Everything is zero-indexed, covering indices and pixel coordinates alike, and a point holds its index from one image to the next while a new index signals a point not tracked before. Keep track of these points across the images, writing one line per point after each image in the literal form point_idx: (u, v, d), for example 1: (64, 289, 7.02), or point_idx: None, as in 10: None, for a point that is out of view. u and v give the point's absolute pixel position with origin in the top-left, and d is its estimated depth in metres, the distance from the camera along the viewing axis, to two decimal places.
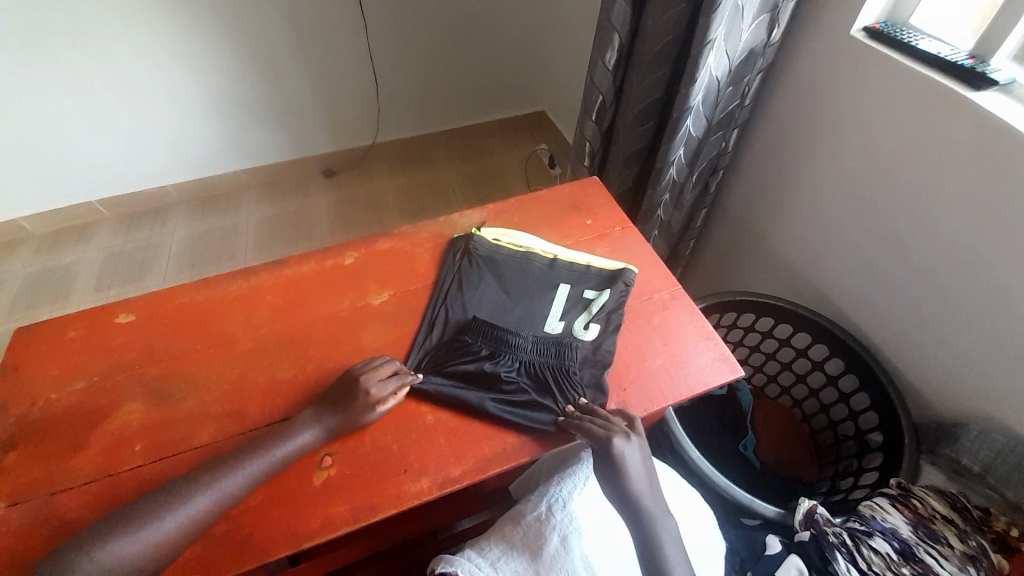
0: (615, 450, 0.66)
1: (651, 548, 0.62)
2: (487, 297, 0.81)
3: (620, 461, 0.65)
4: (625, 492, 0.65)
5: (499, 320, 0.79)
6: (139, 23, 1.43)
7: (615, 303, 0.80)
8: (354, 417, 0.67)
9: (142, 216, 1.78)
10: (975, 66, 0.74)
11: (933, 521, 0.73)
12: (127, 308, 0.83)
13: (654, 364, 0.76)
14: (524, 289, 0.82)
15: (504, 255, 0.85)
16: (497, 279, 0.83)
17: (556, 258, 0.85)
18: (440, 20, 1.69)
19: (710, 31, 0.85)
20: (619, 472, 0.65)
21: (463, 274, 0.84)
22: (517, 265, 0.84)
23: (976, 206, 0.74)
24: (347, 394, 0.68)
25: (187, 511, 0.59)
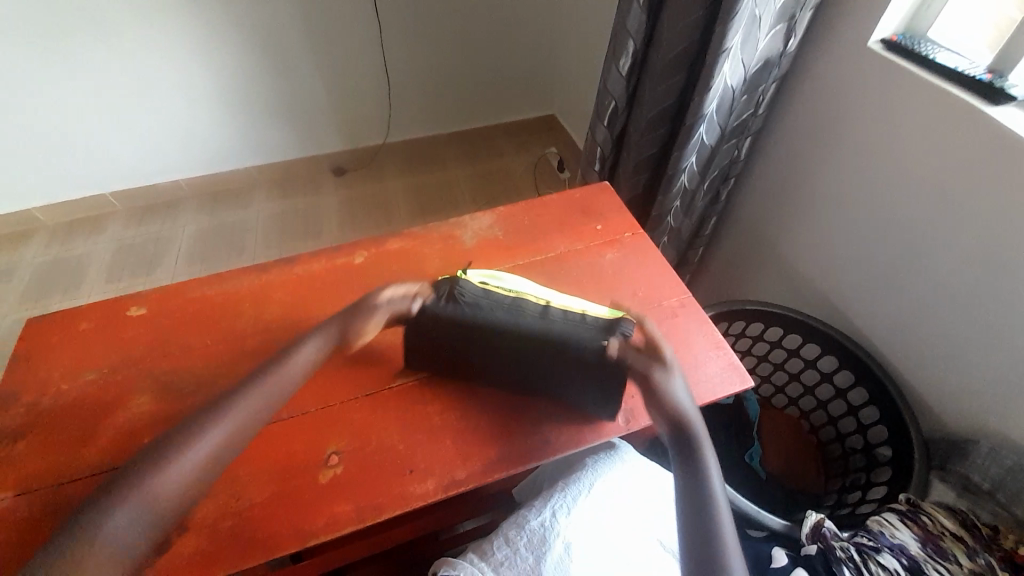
0: (697, 440, 0.66)
1: (708, 550, 0.59)
2: (474, 353, 0.70)
3: (700, 448, 0.66)
4: (696, 480, 0.64)
5: (490, 374, 0.71)
6: (159, 19, 1.46)
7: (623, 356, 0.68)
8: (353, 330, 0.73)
9: (154, 210, 1.80)
10: (994, 80, 0.73)
11: (941, 537, 0.72)
12: (139, 301, 0.84)
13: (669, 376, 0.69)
14: (516, 347, 0.69)
15: (493, 303, 0.70)
16: (485, 335, 0.69)
17: (549, 305, 0.71)
18: (454, 22, 1.70)
19: (727, 39, 0.85)
20: (697, 460, 0.65)
21: (449, 328, 0.70)
22: (507, 316, 0.69)
23: (992, 221, 0.74)
24: (350, 313, 0.73)
25: (233, 418, 0.64)
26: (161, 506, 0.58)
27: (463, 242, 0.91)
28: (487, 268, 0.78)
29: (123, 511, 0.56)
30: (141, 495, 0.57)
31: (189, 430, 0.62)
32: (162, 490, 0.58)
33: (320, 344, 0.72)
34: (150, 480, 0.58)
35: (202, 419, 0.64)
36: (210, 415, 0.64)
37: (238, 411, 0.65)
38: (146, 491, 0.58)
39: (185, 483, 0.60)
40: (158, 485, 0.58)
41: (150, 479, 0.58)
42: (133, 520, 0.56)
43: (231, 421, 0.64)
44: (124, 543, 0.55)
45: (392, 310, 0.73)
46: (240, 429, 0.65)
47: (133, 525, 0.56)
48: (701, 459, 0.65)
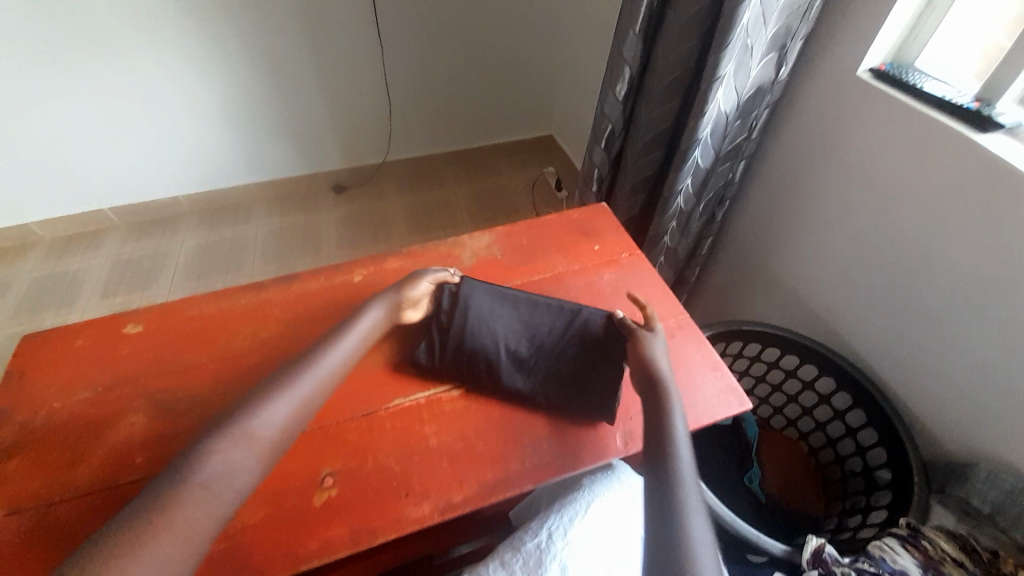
0: (670, 427, 0.61)
1: (671, 542, 0.51)
2: (490, 347, 0.74)
3: (672, 439, 0.60)
4: (663, 473, 0.56)
5: (504, 368, 0.73)
6: (165, 40, 1.49)
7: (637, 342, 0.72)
8: (407, 298, 0.78)
9: (153, 225, 1.81)
10: (981, 108, 0.75)
11: (941, 563, 0.71)
12: (136, 318, 0.84)
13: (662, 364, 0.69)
14: (530, 337, 0.75)
15: (505, 300, 0.78)
16: (500, 329, 0.76)
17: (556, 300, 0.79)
18: (455, 46, 1.74)
19: (720, 67, 0.87)
20: (666, 453, 0.58)
21: (464, 325, 0.76)
22: (520, 311, 0.77)
23: (984, 244, 0.75)
24: (402, 282, 0.79)
25: (322, 370, 0.69)
26: (262, 446, 0.61)
27: (462, 262, 0.92)
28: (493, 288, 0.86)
29: (228, 449, 0.59)
30: (243, 435, 0.60)
31: (280, 382, 0.66)
32: (265, 430, 0.62)
33: (382, 310, 0.76)
34: (253, 423, 0.61)
35: (290, 372, 0.68)
36: (297, 368, 0.68)
37: (324, 365, 0.70)
38: (249, 432, 0.61)
39: (280, 428, 0.63)
40: (262, 427, 0.62)
41: (251, 421, 0.61)
42: (239, 458, 0.59)
43: (317, 373, 0.68)
44: (233, 479, 0.58)
45: (436, 282, 0.81)
46: (323, 382, 0.69)
47: (243, 460, 0.59)
48: (673, 451, 0.58)
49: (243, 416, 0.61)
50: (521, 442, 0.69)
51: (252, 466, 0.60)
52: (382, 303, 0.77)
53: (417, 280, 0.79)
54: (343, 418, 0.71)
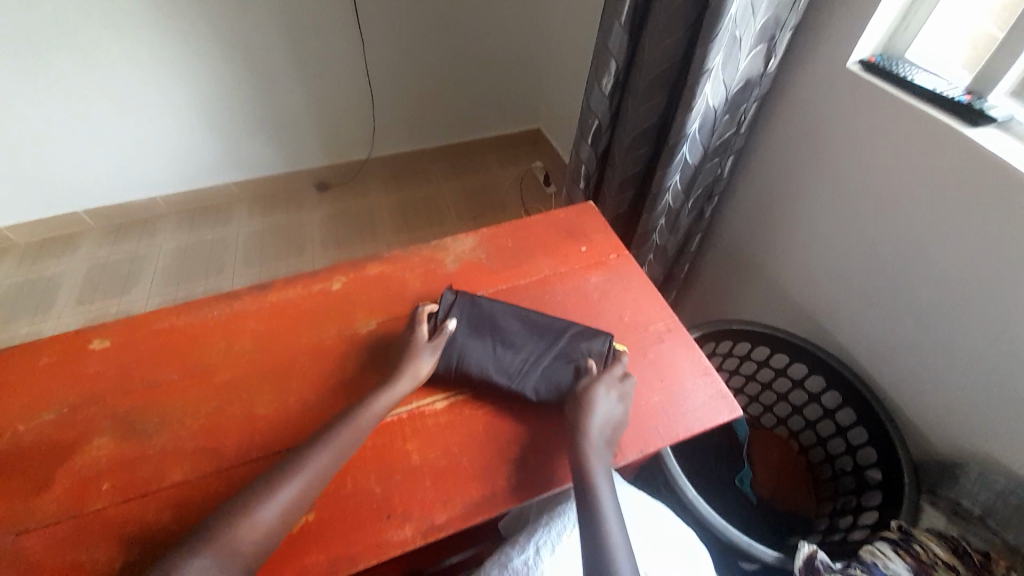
0: (591, 468, 0.62)
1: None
2: (489, 356, 0.73)
3: (592, 479, 0.61)
4: (588, 513, 0.60)
5: (507, 376, 0.71)
6: (133, 34, 1.42)
7: (593, 382, 0.69)
8: (410, 374, 0.70)
9: (130, 228, 1.75)
10: (972, 101, 0.73)
11: (933, 567, 0.70)
12: (104, 332, 0.80)
13: (608, 404, 0.67)
14: (527, 345, 0.74)
15: (496, 312, 0.78)
16: (495, 340, 0.75)
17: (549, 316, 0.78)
18: (438, 38, 1.69)
19: (707, 60, 0.84)
20: (589, 494, 0.60)
21: (458, 337, 0.75)
22: (512, 321, 0.77)
23: (975, 241, 0.73)
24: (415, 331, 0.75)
25: (314, 468, 0.62)
26: (242, 561, 0.55)
27: (444, 267, 0.88)
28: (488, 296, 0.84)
29: (208, 558, 0.54)
30: (223, 549, 0.55)
31: (267, 485, 0.60)
32: (246, 542, 0.56)
33: (391, 399, 0.68)
34: (237, 531, 0.56)
35: (281, 471, 0.61)
36: (288, 467, 0.61)
37: (315, 461, 0.62)
38: (230, 543, 0.55)
39: (267, 537, 0.57)
40: (243, 538, 0.55)
41: (234, 530, 0.56)
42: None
43: (308, 473, 0.61)
44: None
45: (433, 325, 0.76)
46: (316, 483, 0.61)
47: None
48: (595, 492, 0.61)
49: (231, 521, 0.56)
50: (508, 456, 0.67)
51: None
52: (390, 388, 0.69)
53: (412, 340, 0.74)
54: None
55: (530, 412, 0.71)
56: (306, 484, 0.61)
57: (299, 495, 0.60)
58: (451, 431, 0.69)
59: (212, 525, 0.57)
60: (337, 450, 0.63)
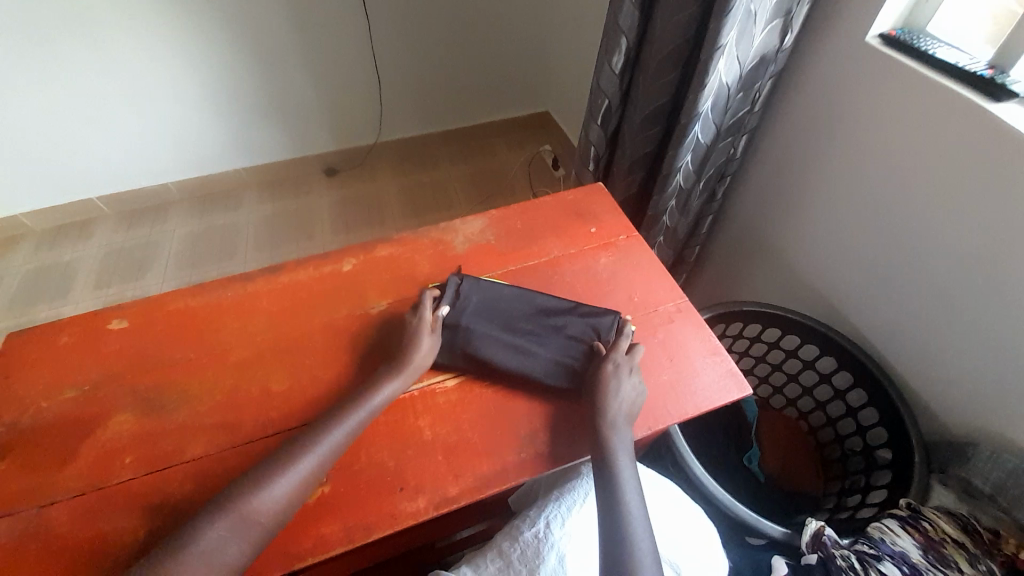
0: (611, 449, 0.64)
1: (619, 551, 0.57)
2: (499, 342, 0.73)
3: (614, 461, 0.63)
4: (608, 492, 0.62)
5: (517, 362, 0.72)
6: (141, 21, 1.42)
7: (607, 362, 0.70)
8: (419, 358, 0.71)
9: (144, 213, 1.77)
10: (994, 76, 0.71)
11: (942, 544, 0.70)
12: (121, 313, 0.81)
13: (620, 382, 0.68)
14: (536, 330, 0.75)
15: (503, 297, 0.78)
16: (504, 326, 0.75)
17: (557, 299, 0.78)
18: (445, 19, 1.66)
19: (721, 36, 0.83)
20: (610, 475, 0.62)
21: (467, 322, 0.75)
22: (520, 305, 0.77)
23: (993, 220, 0.72)
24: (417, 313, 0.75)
25: (327, 447, 0.63)
26: (259, 531, 0.58)
27: (453, 248, 0.89)
28: (497, 277, 0.84)
29: (224, 529, 0.56)
30: (240, 521, 0.57)
31: (281, 462, 0.61)
32: (262, 513, 0.58)
33: (401, 382, 0.69)
34: (252, 505, 0.58)
35: (296, 447, 0.63)
36: (302, 444, 0.63)
37: (330, 440, 0.64)
38: (248, 515, 0.57)
39: (280, 510, 0.59)
40: (260, 510, 0.58)
41: (250, 503, 0.58)
42: (230, 544, 0.56)
43: (322, 451, 0.63)
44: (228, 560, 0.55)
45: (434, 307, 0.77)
46: (328, 461, 0.63)
47: (233, 547, 0.56)
48: (616, 472, 0.63)
49: (245, 496, 0.58)
50: (518, 430, 0.68)
51: (246, 554, 0.57)
52: (400, 370, 0.70)
53: (416, 326, 0.73)
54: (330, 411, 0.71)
55: (543, 392, 0.71)
56: (318, 461, 0.62)
57: (312, 472, 0.62)
58: (465, 409, 0.70)
59: (227, 498, 0.59)
60: (348, 430, 0.65)
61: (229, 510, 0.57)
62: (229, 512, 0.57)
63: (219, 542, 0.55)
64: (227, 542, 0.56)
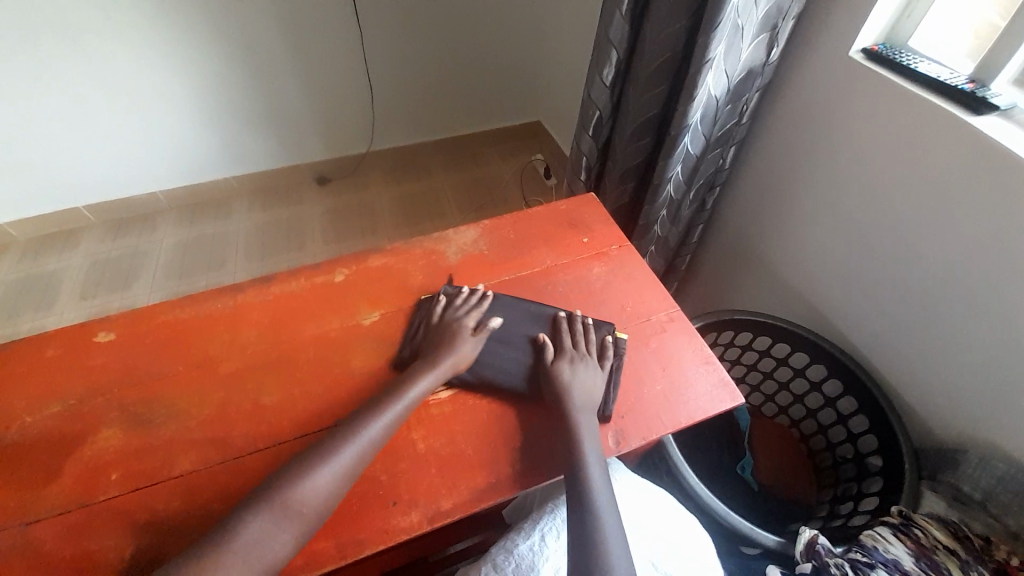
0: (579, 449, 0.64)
1: (586, 553, 0.57)
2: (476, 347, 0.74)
3: (583, 458, 0.63)
4: (578, 491, 0.62)
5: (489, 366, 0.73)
6: (132, 30, 1.42)
7: (558, 359, 0.72)
8: (453, 360, 0.72)
9: (131, 223, 1.75)
10: (975, 90, 0.73)
11: (934, 551, 0.71)
12: (109, 326, 0.80)
13: (582, 379, 0.70)
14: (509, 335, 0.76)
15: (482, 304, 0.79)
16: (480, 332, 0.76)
17: (532, 305, 0.79)
18: (437, 30, 1.68)
19: (710, 50, 0.84)
20: (580, 471, 0.62)
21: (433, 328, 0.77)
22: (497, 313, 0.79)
23: (976, 229, 0.74)
24: (456, 321, 0.76)
25: (366, 439, 0.63)
26: (302, 520, 0.58)
27: (446, 258, 0.89)
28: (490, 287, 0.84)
29: (266, 523, 0.56)
30: (282, 513, 0.57)
31: (319, 455, 0.61)
32: (306, 505, 0.58)
33: (435, 378, 0.70)
34: (294, 496, 0.58)
35: (334, 439, 0.63)
36: (341, 436, 0.63)
37: (371, 431, 0.64)
38: (290, 506, 0.58)
39: (323, 500, 0.59)
40: (306, 500, 0.58)
41: (293, 494, 0.58)
42: (275, 533, 0.56)
43: (361, 443, 0.63)
44: (271, 551, 0.56)
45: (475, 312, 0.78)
46: (368, 454, 0.63)
47: (278, 537, 0.56)
48: (586, 470, 0.62)
49: (285, 489, 0.58)
50: (513, 440, 0.68)
51: (293, 542, 0.57)
52: (433, 368, 0.70)
53: (457, 329, 0.75)
54: (322, 426, 0.70)
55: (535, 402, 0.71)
56: (357, 454, 0.62)
57: (352, 464, 0.62)
58: (457, 420, 0.70)
59: (268, 489, 0.59)
60: (386, 423, 0.65)
61: (269, 505, 0.57)
62: (269, 506, 0.57)
63: (262, 534, 0.56)
64: (271, 533, 0.56)
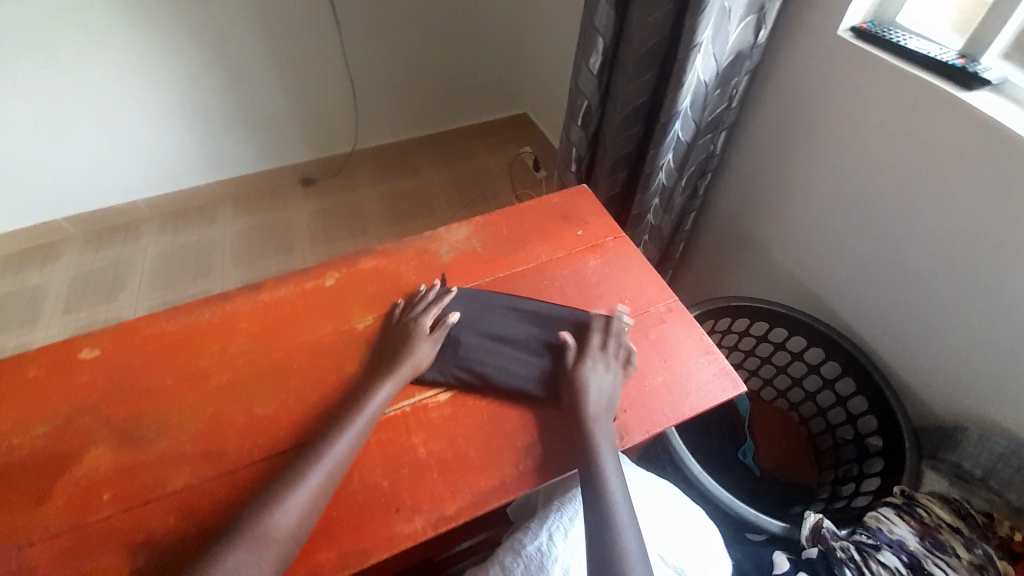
0: (596, 447, 0.63)
1: (606, 551, 0.56)
2: (483, 349, 0.73)
3: (598, 454, 0.63)
4: (595, 489, 0.61)
5: (496, 367, 0.71)
6: (102, 36, 1.37)
7: (582, 361, 0.70)
8: (412, 360, 0.71)
9: (113, 232, 1.70)
10: (966, 65, 0.72)
11: (938, 530, 0.71)
12: (93, 341, 0.77)
13: (603, 378, 0.69)
14: (519, 335, 0.75)
15: (486, 303, 0.78)
16: (482, 333, 0.75)
17: (538, 303, 0.78)
18: (418, 23, 1.64)
19: (697, 34, 0.83)
20: (597, 470, 0.62)
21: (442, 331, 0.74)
22: (505, 314, 0.77)
23: (972, 207, 0.73)
24: (413, 319, 0.75)
25: (332, 458, 0.62)
26: (278, 544, 0.56)
27: (439, 257, 0.87)
28: (485, 286, 0.83)
29: (243, 552, 0.54)
30: (257, 541, 0.55)
31: (289, 479, 0.60)
32: (281, 529, 0.57)
33: (393, 385, 0.69)
34: (267, 523, 0.56)
35: (303, 459, 0.62)
36: (307, 459, 0.61)
37: (337, 447, 0.63)
38: (265, 533, 0.56)
39: (298, 522, 0.58)
40: (278, 523, 0.57)
41: (266, 520, 0.57)
42: (253, 561, 0.54)
43: (326, 464, 0.61)
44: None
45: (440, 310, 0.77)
46: (336, 473, 0.62)
47: (258, 565, 0.54)
48: (599, 466, 0.62)
49: (258, 516, 0.57)
50: (530, 440, 0.67)
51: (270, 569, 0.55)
52: (391, 374, 0.69)
53: (413, 329, 0.73)
54: (301, 435, 0.68)
55: (539, 402, 0.70)
56: (326, 473, 0.61)
57: (321, 485, 0.60)
58: (458, 422, 0.69)
59: (244, 519, 0.57)
60: (352, 439, 0.64)
61: (245, 533, 0.56)
62: (245, 534, 0.56)
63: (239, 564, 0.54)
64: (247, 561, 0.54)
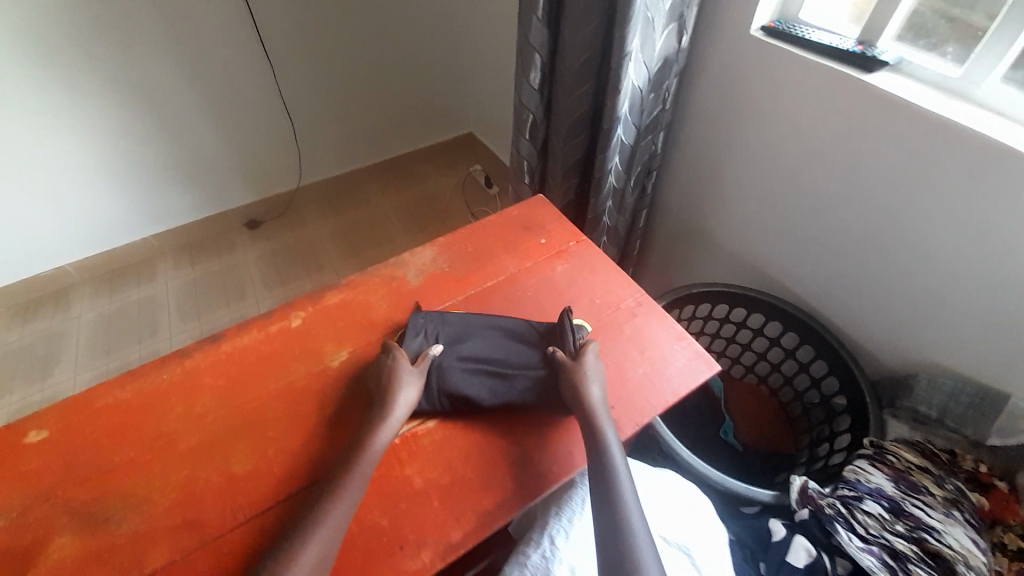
0: (598, 449, 0.63)
1: (619, 551, 0.56)
2: (467, 371, 0.73)
3: (607, 455, 0.62)
4: (602, 494, 0.60)
5: (483, 387, 0.71)
6: (5, 97, 1.27)
7: (582, 355, 0.72)
8: (404, 397, 0.68)
9: (40, 303, 1.56)
10: (864, 51, 0.82)
11: (909, 472, 0.77)
12: (38, 423, 0.70)
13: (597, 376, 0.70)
14: (500, 351, 0.75)
15: (456, 322, 0.78)
16: (461, 356, 0.74)
17: (512, 318, 0.79)
18: (353, 55, 1.65)
19: (627, 44, 0.88)
20: (605, 477, 0.61)
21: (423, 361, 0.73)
22: (481, 332, 0.77)
23: (888, 177, 0.82)
24: (396, 353, 0.72)
25: (336, 515, 0.59)
26: None
27: (408, 282, 0.86)
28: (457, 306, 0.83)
29: None
30: None
31: (287, 545, 0.56)
32: None
33: (391, 429, 0.66)
34: None
35: (300, 525, 0.58)
36: (306, 524, 0.58)
37: (338, 507, 0.59)
38: None
39: None
40: None
41: None
42: None
43: (327, 524, 0.58)
44: None
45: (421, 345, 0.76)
46: (341, 529, 0.58)
47: None
48: (610, 474, 0.61)
49: None
50: (528, 450, 0.67)
51: None
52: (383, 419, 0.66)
53: (397, 365, 0.71)
54: (291, 491, 0.65)
55: (528, 414, 0.70)
56: (334, 527, 0.58)
57: (326, 544, 0.57)
58: (454, 447, 0.68)
59: None
60: (354, 492, 0.61)
61: None
62: None
63: None
64: None
